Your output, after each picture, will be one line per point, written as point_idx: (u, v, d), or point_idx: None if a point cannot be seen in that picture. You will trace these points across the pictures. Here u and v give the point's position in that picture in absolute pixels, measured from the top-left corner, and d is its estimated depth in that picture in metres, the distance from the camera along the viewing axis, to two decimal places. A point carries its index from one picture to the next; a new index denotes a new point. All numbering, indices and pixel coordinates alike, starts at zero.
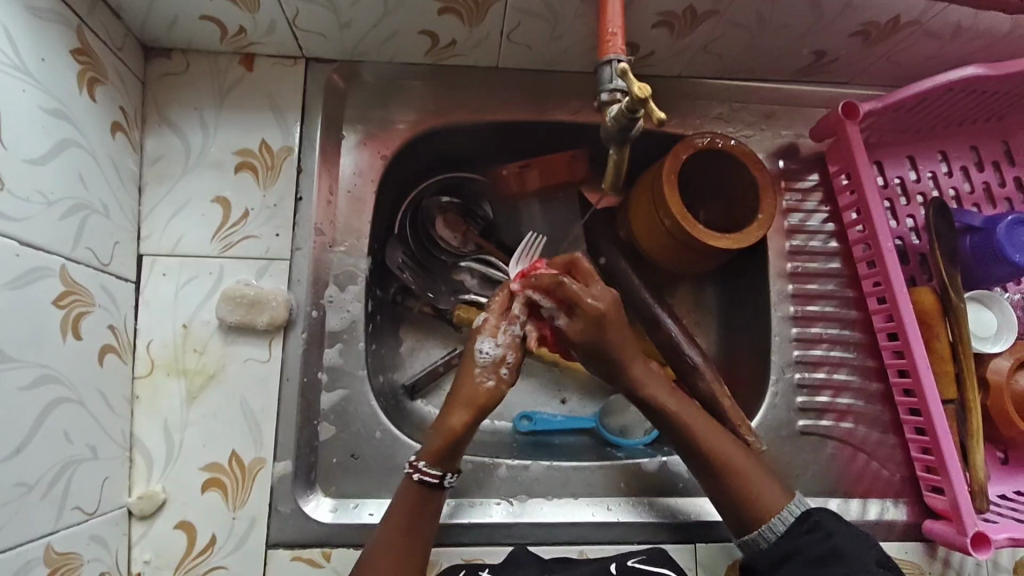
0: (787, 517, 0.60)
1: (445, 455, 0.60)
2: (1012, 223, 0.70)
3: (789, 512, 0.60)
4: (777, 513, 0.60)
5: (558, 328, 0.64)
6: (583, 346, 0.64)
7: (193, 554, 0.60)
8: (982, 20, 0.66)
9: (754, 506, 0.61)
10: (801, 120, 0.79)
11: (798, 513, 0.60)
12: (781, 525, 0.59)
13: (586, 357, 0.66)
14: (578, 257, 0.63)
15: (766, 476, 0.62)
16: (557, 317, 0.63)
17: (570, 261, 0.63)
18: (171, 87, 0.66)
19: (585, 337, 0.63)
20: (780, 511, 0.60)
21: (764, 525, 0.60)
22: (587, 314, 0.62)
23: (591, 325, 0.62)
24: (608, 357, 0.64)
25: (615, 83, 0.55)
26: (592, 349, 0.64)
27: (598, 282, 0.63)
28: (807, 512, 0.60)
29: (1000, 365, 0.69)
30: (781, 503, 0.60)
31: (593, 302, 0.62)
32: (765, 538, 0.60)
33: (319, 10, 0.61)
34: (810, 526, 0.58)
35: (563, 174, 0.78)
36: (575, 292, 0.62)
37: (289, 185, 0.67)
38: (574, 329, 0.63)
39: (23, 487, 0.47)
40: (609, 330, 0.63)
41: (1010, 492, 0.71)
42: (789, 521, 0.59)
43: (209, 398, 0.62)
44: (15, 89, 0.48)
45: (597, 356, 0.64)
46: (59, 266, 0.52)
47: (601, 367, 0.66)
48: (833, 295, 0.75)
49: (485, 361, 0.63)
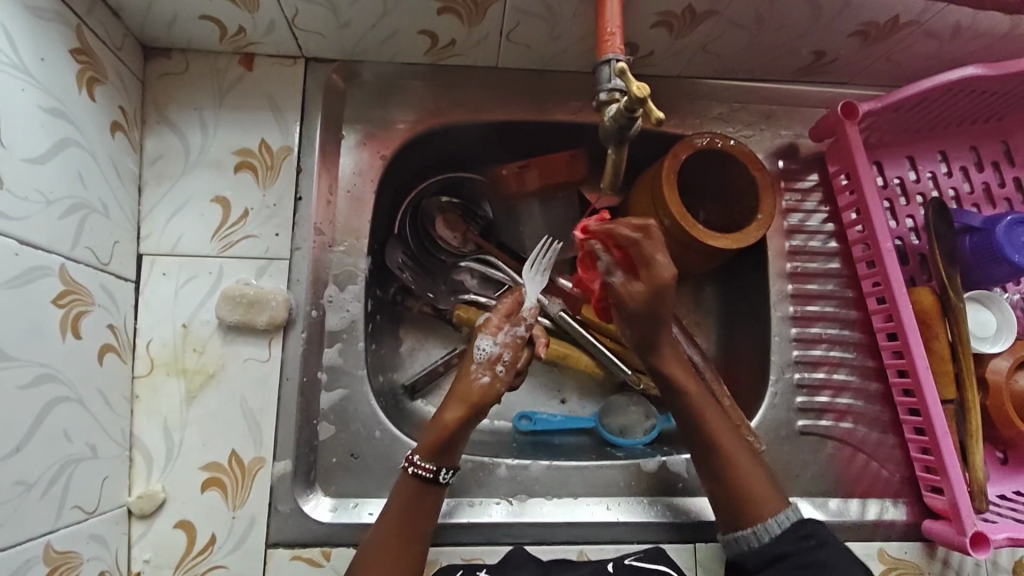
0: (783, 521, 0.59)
1: (438, 450, 0.60)
2: (1011, 223, 0.70)
3: (785, 516, 0.59)
4: (773, 514, 0.60)
5: (612, 285, 0.62)
6: (634, 310, 0.61)
7: (192, 554, 0.60)
8: (982, 20, 0.66)
9: (751, 504, 0.60)
10: (801, 120, 0.79)
11: (795, 518, 0.59)
12: (776, 527, 0.59)
13: (630, 322, 0.63)
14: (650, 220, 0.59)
15: (766, 479, 0.62)
16: (613, 275, 0.62)
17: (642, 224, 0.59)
18: (171, 87, 0.66)
19: (639, 302, 0.61)
20: (776, 514, 0.60)
21: (759, 525, 0.59)
22: (652, 278, 0.60)
23: (651, 290, 0.60)
24: (648, 329, 0.62)
25: (613, 82, 0.54)
26: (643, 315, 0.61)
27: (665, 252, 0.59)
28: (805, 519, 0.59)
29: (999, 365, 0.69)
30: (778, 507, 0.60)
31: (663, 267, 0.59)
32: (757, 537, 0.59)
33: (318, 9, 0.61)
34: (805, 534, 0.58)
35: (562, 173, 0.77)
36: (649, 254, 0.59)
37: (289, 184, 0.67)
38: (632, 293, 0.61)
39: (22, 486, 0.47)
40: (664, 300, 0.60)
41: (1010, 492, 0.71)
42: (786, 524, 0.59)
43: (208, 398, 0.62)
44: (15, 88, 0.48)
45: (642, 327, 0.63)
46: (59, 266, 0.52)
47: (638, 337, 0.64)
48: (832, 295, 0.75)
49: (482, 358, 0.64)
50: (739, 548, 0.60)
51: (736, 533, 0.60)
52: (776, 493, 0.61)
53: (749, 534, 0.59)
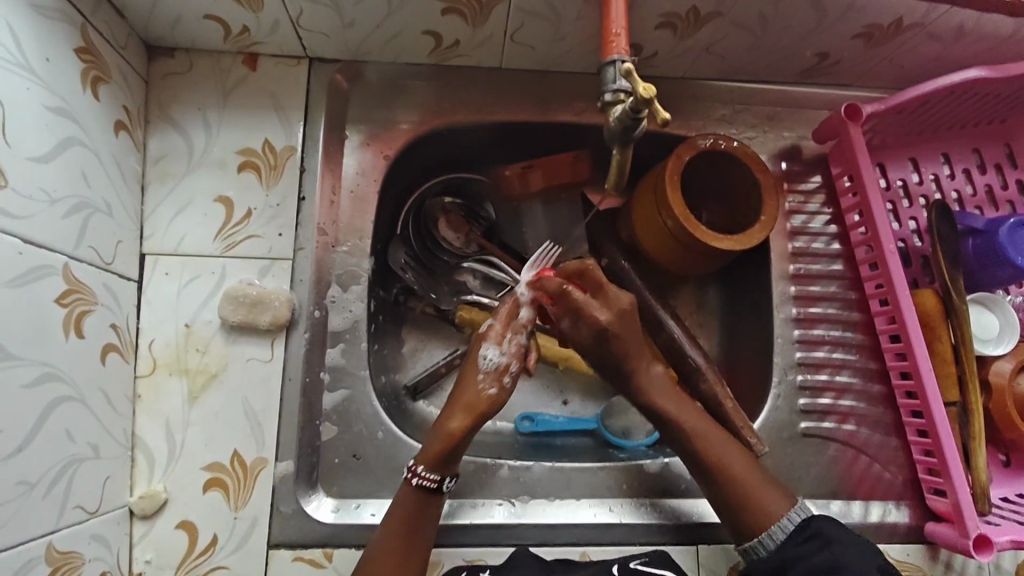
0: (787, 526, 0.60)
1: (443, 461, 0.59)
2: (1014, 225, 0.70)
3: (788, 520, 0.60)
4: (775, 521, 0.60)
5: (563, 330, 0.66)
6: (592, 350, 0.65)
7: (194, 554, 0.60)
8: (985, 22, 0.66)
9: (749, 511, 0.61)
10: (804, 122, 0.79)
11: (798, 520, 0.60)
12: (781, 533, 0.59)
13: (592, 358, 0.67)
14: (586, 263, 0.64)
15: (761, 479, 0.62)
16: (560, 322, 0.66)
17: (579, 268, 0.64)
18: (175, 86, 0.66)
19: (591, 342, 0.65)
20: (782, 516, 0.60)
21: (764, 534, 0.60)
22: (593, 323, 0.64)
23: (597, 334, 0.64)
24: (610, 361, 0.66)
25: (619, 83, 0.54)
26: (597, 351, 0.65)
27: (606, 291, 0.64)
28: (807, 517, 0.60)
29: (1002, 367, 0.69)
30: (781, 507, 0.61)
31: (598, 312, 0.63)
32: (766, 547, 0.60)
33: (322, 9, 0.61)
34: (810, 535, 0.58)
35: (566, 175, 0.80)
36: (581, 302, 0.64)
37: (291, 184, 0.67)
38: (579, 335, 0.65)
39: (24, 485, 0.47)
40: (615, 336, 0.64)
41: (1012, 494, 0.71)
42: (790, 528, 0.60)
43: (210, 398, 0.62)
44: (20, 87, 0.48)
45: (603, 358, 0.66)
46: (62, 265, 0.52)
47: (606, 368, 0.67)
48: (835, 296, 0.75)
49: (489, 367, 0.63)
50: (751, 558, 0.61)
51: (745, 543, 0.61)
52: (776, 492, 0.62)
53: (755, 544, 0.60)
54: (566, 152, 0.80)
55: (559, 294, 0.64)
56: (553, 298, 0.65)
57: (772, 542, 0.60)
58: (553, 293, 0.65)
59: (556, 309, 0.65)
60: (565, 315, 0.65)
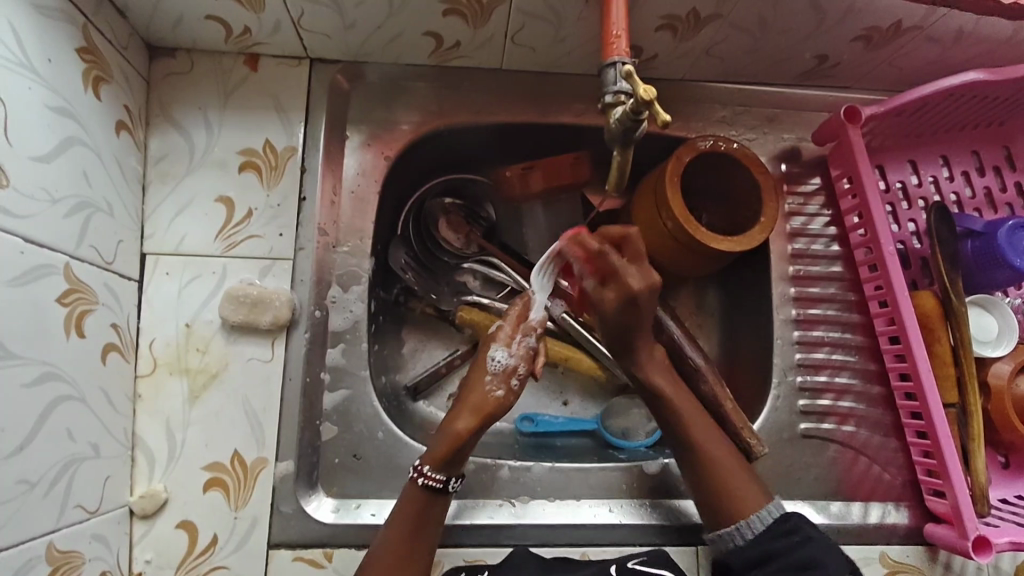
0: (765, 517, 0.60)
1: (449, 461, 0.59)
2: (1013, 227, 0.70)
3: (767, 512, 0.60)
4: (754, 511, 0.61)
5: (587, 291, 0.64)
6: (612, 320, 0.64)
7: (194, 553, 0.60)
8: (984, 25, 0.66)
9: (732, 507, 0.61)
10: (803, 124, 0.79)
11: (777, 514, 0.60)
12: (760, 523, 0.60)
13: (609, 330, 0.65)
14: (628, 229, 0.62)
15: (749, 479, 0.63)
16: (587, 281, 0.64)
17: (620, 233, 0.61)
18: (176, 87, 0.66)
19: (615, 311, 0.62)
20: (759, 509, 0.61)
21: (741, 521, 0.60)
22: (621, 290, 0.61)
23: (622, 302, 0.62)
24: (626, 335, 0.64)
25: (619, 84, 0.54)
26: (618, 320, 0.63)
27: (642, 263, 0.61)
28: (786, 514, 0.60)
29: (1001, 369, 0.70)
30: (762, 503, 0.61)
31: (632, 280, 0.61)
32: (741, 535, 0.60)
33: (324, 10, 0.61)
34: (788, 529, 0.58)
35: (565, 174, 0.79)
36: (617, 266, 0.61)
37: (293, 184, 0.67)
38: (604, 300, 0.63)
39: (25, 484, 0.47)
40: (639, 309, 0.62)
41: (1011, 496, 0.71)
42: (768, 519, 0.60)
43: (210, 398, 0.62)
44: (21, 87, 0.48)
45: (621, 330, 0.64)
46: (63, 264, 0.52)
47: (620, 343, 0.65)
48: (834, 297, 0.75)
49: (496, 369, 0.64)
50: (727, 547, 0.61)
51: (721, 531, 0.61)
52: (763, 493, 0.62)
53: (732, 532, 0.60)
54: (568, 152, 0.79)
55: (594, 254, 0.61)
56: (588, 257, 0.62)
57: (750, 532, 0.60)
58: (589, 251, 0.62)
59: (587, 267, 0.63)
60: (595, 275, 0.63)
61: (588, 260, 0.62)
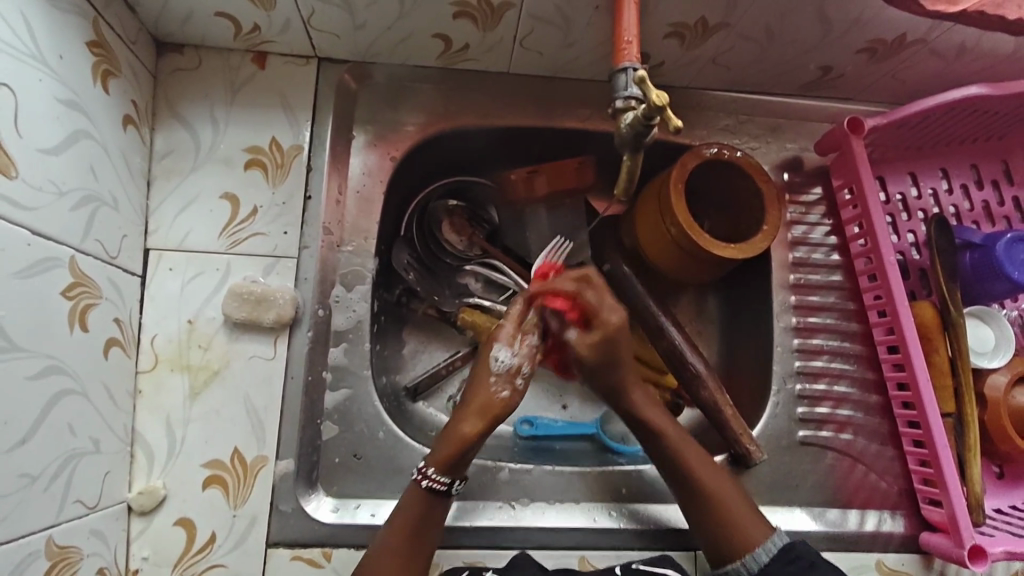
0: (771, 548, 0.60)
1: (454, 464, 0.59)
2: (1011, 240, 0.71)
3: (772, 542, 0.60)
4: (759, 543, 0.60)
5: (568, 340, 0.64)
6: (592, 362, 0.64)
7: (192, 552, 0.60)
8: (986, 40, 0.67)
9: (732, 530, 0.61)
10: (806, 134, 0.80)
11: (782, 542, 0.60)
12: (765, 555, 0.59)
13: (588, 373, 0.66)
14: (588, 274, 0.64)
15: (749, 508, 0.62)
16: (568, 331, 0.64)
17: (581, 277, 0.63)
18: (182, 82, 0.66)
19: (596, 354, 0.64)
20: (762, 541, 0.60)
21: (746, 555, 0.60)
22: (603, 327, 0.63)
23: (605, 341, 0.63)
24: (611, 373, 0.65)
25: (630, 90, 0.55)
26: (600, 364, 0.64)
27: (611, 296, 0.64)
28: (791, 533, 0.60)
29: (997, 381, 0.70)
30: (763, 534, 0.61)
31: (609, 316, 0.63)
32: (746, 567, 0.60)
33: (334, 10, 0.61)
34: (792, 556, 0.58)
35: (571, 180, 0.81)
36: (596, 307, 0.63)
37: (299, 182, 0.67)
38: (590, 345, 0.63)
39: (26, 478, 0.46)
40: (619, 344, 0.64)
41: (1005, 506, 0.72)
42: (774, 550, 0.59)
43: (211, 395, 0.62)
44: (32, 79, 0.48)
45: (605, 374, 0.65)
46: (68, 258, 0.51)
47: (603, 385, 0.66)
48: (834, 306, 0.76)
49: (501, 369, 0.62)
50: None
51: (725, 566, 0.61)
52: (757, 518, 0.62)
53: (738, 566, 0.60)
54: (574, 157, 0.80)
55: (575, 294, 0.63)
56: (567, 303, 0.63)
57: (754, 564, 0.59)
58: (566, 297, 0.63)
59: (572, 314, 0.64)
60: (577, 320, 0.64)
61: (570, 305, 0.63)
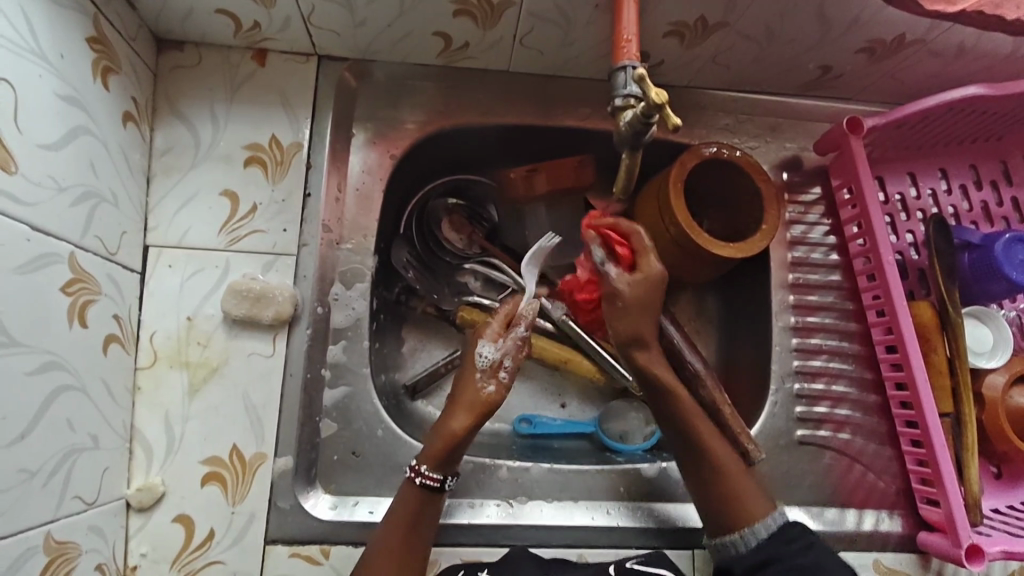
0: (771, 525, 0.59)
1: (446, 459, 0.59)
2: (1009, 240, 0.71)
3: (772, 520, 0.60)
4: (759, 519, 0.60)
5: (608, 274, 0.65)
6: (628, 300, 0.64)
7: (190, 548, 0.60)
8: (985, 40, 0.67)
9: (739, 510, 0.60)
10: (805, 133, 0.80)
11: (782, 521, 0.60)
12: (764, 531, 0.59)
13: (616, 318, 0.65)
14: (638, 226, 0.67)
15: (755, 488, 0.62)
16: (608, 266, 0.66)
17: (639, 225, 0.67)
18: (181, 80, 0.66)
19: (634, 292, 0.64)
20: (764, 516, 0.60)
21: (746, 529, 0.60)
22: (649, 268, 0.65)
23: (646, 281, 0.64)
24: (639, 320, 0.64)
25: (629, 88, 0.55)
26: (634, 304, 0.64)
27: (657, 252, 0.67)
28: (790, 523, 0.59)
29: (995, 381, 0.70)
30: (766, 510, 0.60)
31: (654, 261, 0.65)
32: (745, 541, 0.59)
33: (334, 8, 0.62)
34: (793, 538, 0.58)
35: (570, 178, 0.77)
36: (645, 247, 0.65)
37: (298, 179, 0.67)
38: (629, 284, 0.64)
39: (24, 474, 0.46)
40: (656, 293, 0.65)
41: (1003, 506, 0.72)
42: (773, 528, 0.59)
43: (210, 391, 0.62)
44: (32, 74, 0.48)
45: (631, 317, 0.64)
46: (68, 254, 0.51)
47: (628, 331, 0.64)
48: (832, 306, 0.76)
49: (485, 364, 0.63)
50: (728, 553, 0.60)
51: (723, 537, 0.61)
52: (762, 495, 0.62)
53: (734, 539, 0.60)
54: (572, 156, 0.78)
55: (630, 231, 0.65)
56: (620, 240, 0.66)
57: (752, 539, 0.59)
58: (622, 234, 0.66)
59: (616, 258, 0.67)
60: (624, 258, 0.66)
61: (622, 241, 0.66)
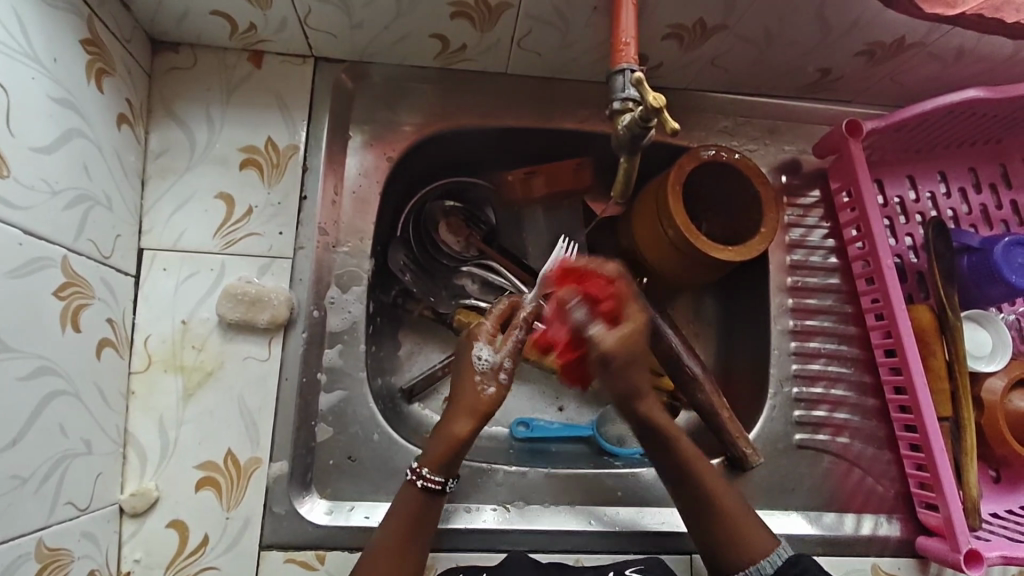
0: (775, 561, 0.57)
1: (449, 462, 0.59)
2: (1009, 244, 0.70)
3: (777, 555, 0.57)
4: (763, 555, 0.58)
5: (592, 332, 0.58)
6: (620, 357, 0.57)
7: (184, 553, 0.59)
8: (985, 43, 0.67)
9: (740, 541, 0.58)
10: (804, 136, 0.79)
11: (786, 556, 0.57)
12: (770, 568, 0.56)
13: (605, 374, 0.58)
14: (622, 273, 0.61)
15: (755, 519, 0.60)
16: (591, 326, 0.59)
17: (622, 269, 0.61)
18: (176, 81, 0.66)
19: (623, 347, 0.56)
20: (768, 553, 0.58)
21: (751, 568, 0.57)
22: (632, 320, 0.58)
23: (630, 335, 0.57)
24: (628, 376, 0.58)
25: (629, 91, 0.55)
26: (626, 361, 0.57)
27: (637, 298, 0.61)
28: (795, 557, 0.57)
29: (994, 384, 0.70)
30: (768, 546, 0.58)
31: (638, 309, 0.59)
32: None
33: (331, 9, 0.61)
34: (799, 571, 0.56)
35: (569, 180, 0.79)
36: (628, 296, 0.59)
37: (294, 182, 0.67)
38: (615, 338, 0.57)
39: (16, 479, 0.46)
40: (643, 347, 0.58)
41: (1002, 510, 0.72)
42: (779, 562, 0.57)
43: (205, 396, 0.62)
44: (25, 76, 0.47)
45: (622, 375, 0.58)
46: (61, 258, 0.51)
47: (618, 389, 0.59)
48: (831, 310, 0.76)
49: (484, 367, 0.62)
50: None
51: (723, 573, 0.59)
52: (762, 529, 0.59)
53: None
54: (571, 159, 0.79)
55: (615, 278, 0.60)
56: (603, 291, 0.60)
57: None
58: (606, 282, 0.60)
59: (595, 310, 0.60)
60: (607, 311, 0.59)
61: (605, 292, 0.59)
